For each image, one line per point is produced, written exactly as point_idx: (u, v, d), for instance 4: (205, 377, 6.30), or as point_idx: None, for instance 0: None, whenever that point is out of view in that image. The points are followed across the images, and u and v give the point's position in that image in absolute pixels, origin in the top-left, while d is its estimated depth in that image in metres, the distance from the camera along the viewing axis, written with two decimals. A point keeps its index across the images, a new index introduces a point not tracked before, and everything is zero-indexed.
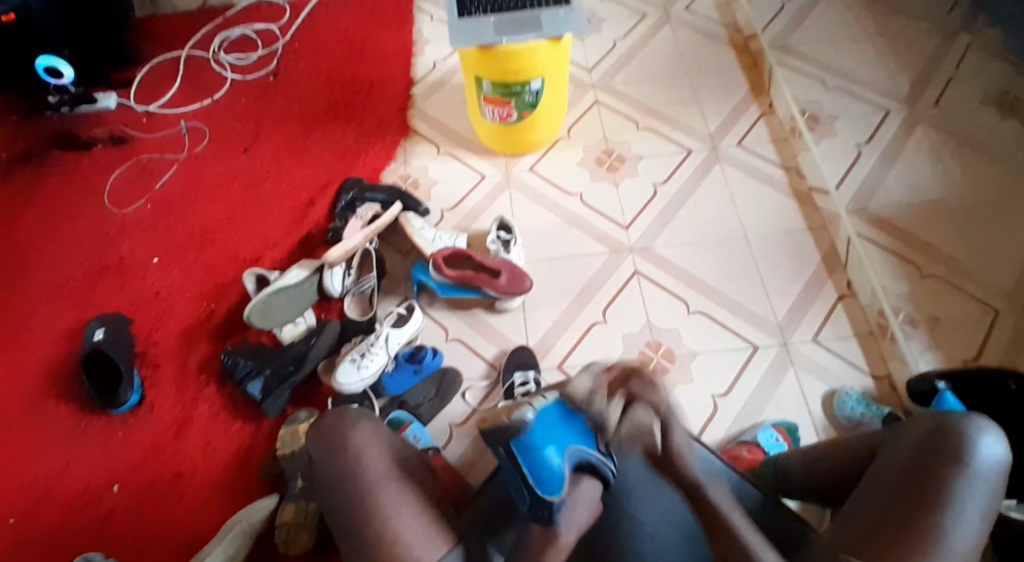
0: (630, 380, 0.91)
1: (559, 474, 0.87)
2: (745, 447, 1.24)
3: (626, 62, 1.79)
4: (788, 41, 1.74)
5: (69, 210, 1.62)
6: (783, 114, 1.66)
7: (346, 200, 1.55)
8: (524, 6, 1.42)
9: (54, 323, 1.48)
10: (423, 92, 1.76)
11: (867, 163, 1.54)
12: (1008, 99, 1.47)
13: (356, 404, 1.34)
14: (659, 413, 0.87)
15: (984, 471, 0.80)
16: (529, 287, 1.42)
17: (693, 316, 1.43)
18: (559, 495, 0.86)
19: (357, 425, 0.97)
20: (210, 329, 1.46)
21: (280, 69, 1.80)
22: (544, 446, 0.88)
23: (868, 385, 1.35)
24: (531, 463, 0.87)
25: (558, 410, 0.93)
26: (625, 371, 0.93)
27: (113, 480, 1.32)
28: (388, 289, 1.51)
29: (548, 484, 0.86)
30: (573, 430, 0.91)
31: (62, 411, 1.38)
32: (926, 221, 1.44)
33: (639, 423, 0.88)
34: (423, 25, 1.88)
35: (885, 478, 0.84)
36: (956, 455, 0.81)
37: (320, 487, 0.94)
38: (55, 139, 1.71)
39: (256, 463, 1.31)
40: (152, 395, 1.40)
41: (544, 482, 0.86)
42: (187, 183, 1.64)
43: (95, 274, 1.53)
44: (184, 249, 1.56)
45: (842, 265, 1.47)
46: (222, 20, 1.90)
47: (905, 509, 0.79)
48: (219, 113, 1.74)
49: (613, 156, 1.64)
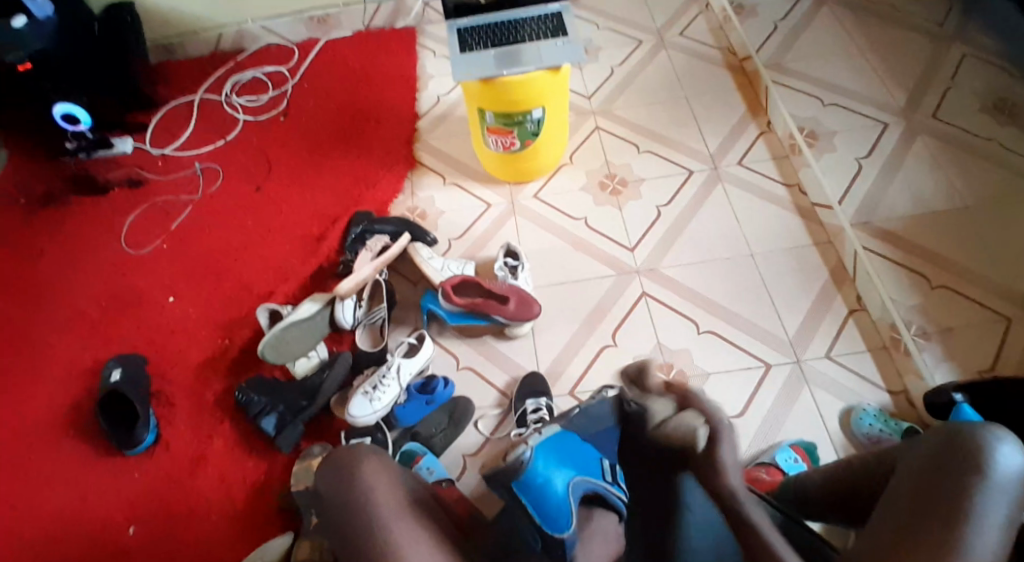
0: (686, 388, 0.88)
1: (566, 508, 0.90)
2: (765, 470, 1.23)
3: (624, 88, 1.82)
4: (783, 60, 1.76)
5: (87, 251, 1.65)
6: (782, 132, 1.68)
7: (355, 233, 1.58)
8: (522, 40, 1.47)
9: (73, 362, 1.50)
10: (429, 124, 1.80)
11: (869, 176, 1.54)
12: (1003, 103, 1.49)
13: (370, 436, 1.36)
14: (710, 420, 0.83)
15: (1005, 479, 0.79)
16: (537, 312, 1.44)
17: (703, 335, 1.43)
18: (569, 531, 0.89)
19: (367, 459, 0.99)
20: (225, 365, 1.48)
21: (289, 109, 1.86)
22: (548, 475, 0.92)
23: (885, 401, 1.34)
24: (536, 497, 0.91)
25: (553, 446, 0.97)
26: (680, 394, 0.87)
27: (130, 519, 1.32)
28: (399, 319, 1.53)
29: (557, 520, 0.90)
30: (574, 463, 0.96)
31: (80, 450, 1.40)
32: (930, 230, 1.44)
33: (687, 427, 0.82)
34: (427, 61, 1.92)
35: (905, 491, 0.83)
36: (977, 464, 0.80)
37: (330, 517, 0.95)
38: (73, 183, 1.76)
39: (271, 498, 1.32)
40: (168, 432, 1.41)
41: (551, 517, 0.90)
42: (200, 222, 1.68)
43: (112, 314, 1.56)
44: (198, 286, 1.59)
45: (850, 279, 1.47)
46: (233, 63, 1.96)
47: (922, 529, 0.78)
48: (230, 153, 1.79)
49: (616, 179, 1.67)
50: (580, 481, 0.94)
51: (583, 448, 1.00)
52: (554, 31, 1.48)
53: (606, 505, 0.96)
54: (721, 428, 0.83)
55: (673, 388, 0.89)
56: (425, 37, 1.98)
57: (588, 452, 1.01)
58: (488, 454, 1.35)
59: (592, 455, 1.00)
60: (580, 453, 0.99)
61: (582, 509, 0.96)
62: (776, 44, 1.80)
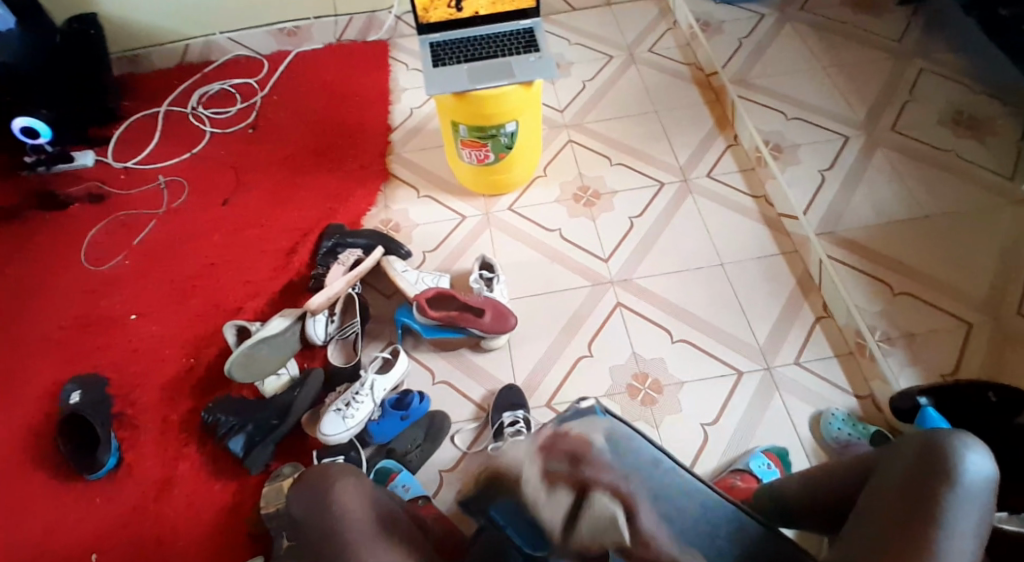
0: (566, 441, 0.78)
1: None
2: (739, 476, 1.24)
3: (595, 103, 1.85)
4: (749, 76, 1.82)
5: (45, 267, 1.60)
6: (747, 144, 1.73)
7: (327, 246, 1.56)
8: (495, 55, 1.49)
9: (30, 383, 1.44)
10: (402, 137, 1.79)
11: (831, 188, 1.59)
12: (961, 118, 1.50)
13: (343, 455, 1.31)
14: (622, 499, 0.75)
15: (974, 486, 0.81)
16: (514, 325, 1.43)
17: (677, 344, 1.45)
18: (553, 548, 0.79)
19: (342, 480, 0.96)
20: (193, 383, 1.44)
21: (258, 122, 1.83)
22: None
23: (852, 405, 1.37)
24: None
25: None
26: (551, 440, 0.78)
27: (91, 547, 1.26)
28: (373, 334, 1.50)
29: (537, 539, 0.80)
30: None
31: (38, 474, 1.34)
32: (893, 239, 1.49)
33: (602, 515, 0.74)
34: (399, 75, 1.92)
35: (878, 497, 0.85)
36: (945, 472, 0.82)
37: (310, 537, 0.92)
38: (29, 197, 1.70)
39: (240, 520, 1.28)
40: (132, 454, 1.36)
41: None
42: (165, 237, 1.64)
43: (73, 331, 1.51)
44: (163, 302, 1.54)
45: (817, 286, 1.51)
46: (201, 76, 1.93)
47: (895, 534, 0.80)
48: (197, 166, 1.75)
49: (589, 192, 1.68)
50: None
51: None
52: (527, 47, 1.50)
53: None
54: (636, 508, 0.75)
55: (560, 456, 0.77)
56: (397, 51, 1.97)
57: None
58: (465, 469, 1.34)
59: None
60: None
61: None
62: (742, 61, 1.85)
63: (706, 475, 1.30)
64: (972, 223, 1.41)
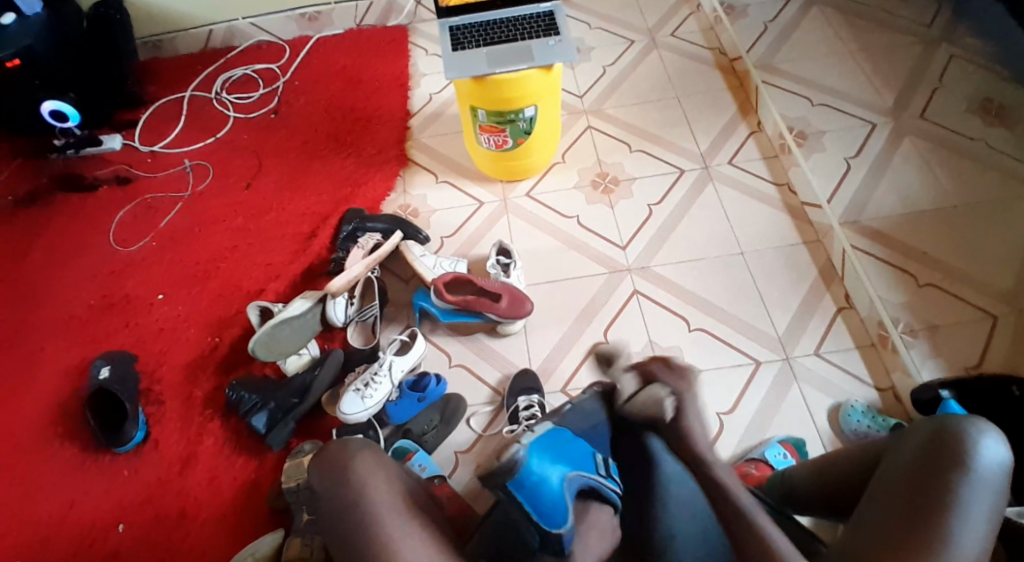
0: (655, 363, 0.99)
1: (563, 505, 0.87)
2: (754, 465, 1.24)
3: (616, 88, 1.83)
4: (773, 61, 1.78)
5: (75, 248, 1.64)
6: (771, 132, 1.70)
7: (347, 230, 1.57)
8: (515, 38, 1.48)
9: (60, 361, 1.49)
10: (421, 122, 1.80)
11: (857, 175, 1.56)
12: (989, 105, 1.49)
13: (361, 434, 1.34)
14: (676, 392, 0.94)
15: (988, 474, 0.80)
16: (529, 310, 1.44)
17: (694, 333, 1.44)
18: (565, 526, 0.86)
19: (360, 454, 0.98)
20: (216, 362, 1.47)
21: (281, 106, 1.85)
22: (544, 473, 0.87)
23: (873, 398, 1.35)
24: (531, 495, 0.86)
25: (547, 441, 0.93)
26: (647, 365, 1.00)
27: (118, 519, 1.31)
28: (391, 317, 1.52)
29: (552, 516, 0.86)
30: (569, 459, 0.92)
31: (67, 449, 1.39)
32: (919, 228, 1.45)
33: (655, 397, 0.94)
34: (419, 60, 1.92)
35: (889, 486, 0.84)
36: (959, 460, 0.81)
37: (326, 513, 0.95)
38: (59, 180, 1.74)
39: (261, 497, 1.31)
40: (157, 430, 1.40)
41: (547, 515, 0.86)
42: (189, 220, 1.67)
43: (100, 311, 1.55)
44: (187, 284, 1.58)
45: (839, 277, 1.49)
46: (224, 61, 1.95)
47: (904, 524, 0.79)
48: (220, 150, 1.78)
49: (608, 178, 1.67)
50: (575, 476, 0.90)
51: (576, 442, 0.97)
52: (547, 31, 1.49)
53: (600, 499, 0.95)
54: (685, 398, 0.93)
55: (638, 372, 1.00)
56: (417, 36, 1.97)
57: (582, 446, 0.97)
58: (480, 452, 1.35)
59: (585, 448, 0.97)
60: (573, 445, 0.96)
61: (578, 504, 0.94)
62: (766, 45, 1.82)
63: (721, 464, 1.30)
64: (999, 210, 1.40)
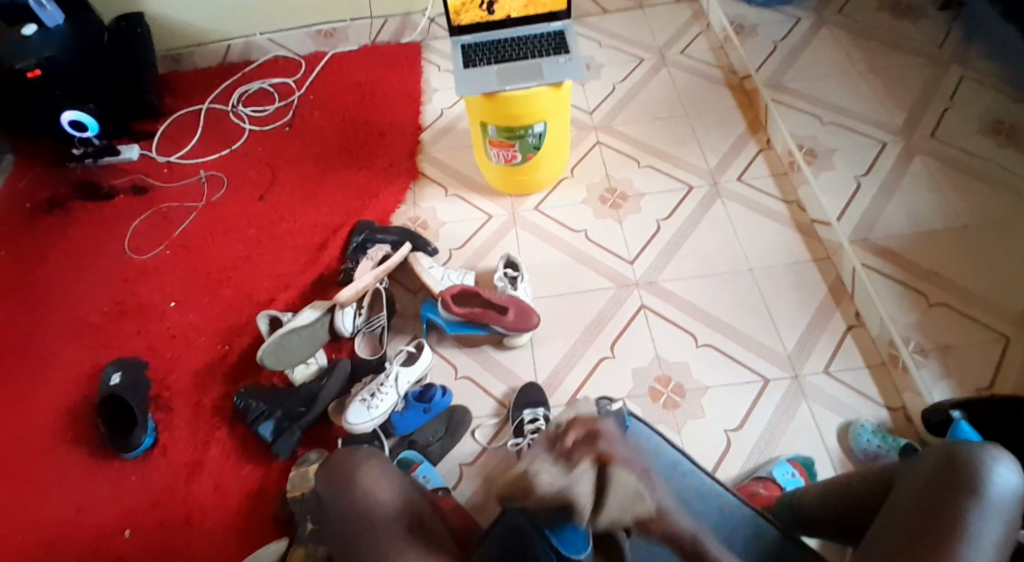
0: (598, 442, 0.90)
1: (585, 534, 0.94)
2: (761, 484, 1.22)
3: (626, 105, 1.85)
4: (783, 80, 1.79)
5: (91, 256, 1.67)
6: (780, 149, 1.72)
7: (356, 241, 1.59)
8: (526, 56, 1.50)
9: (72, 366, 1.51)
10: (432, 137, 1.82)
11: (867, 194, 1.56)
12: (1000, 126, 1.36)
13: (367, 444, 1.34)
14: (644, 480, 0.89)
15: (1000, 500, 0.79)
16: (536, 323, 1.44)
17: (701, 348, 1.44)
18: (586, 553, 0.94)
19: (366, 462, 0.99)
20: (225, 369, 1.49)
21: (295, 120, 1.88)
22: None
23: (883, 417, 1.34)
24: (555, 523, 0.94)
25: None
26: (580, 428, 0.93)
27: (124, 524, 1.31)
28: (398, 328, 1.53)
29: (574, 544, 0.94)
30: None
31: (77, 453, 1.40)
32: (931, 248, 1.43)
33: (628, 488, 0.87)
34: (431, 76, 1.95)
35: (901, 510, 0.83)
36: (971, 486, 0.80)
37: (330, 519, 0.95)
38: (78, 189, 1.78)
39: (267, 505, 1.31)
40: (165, 436, 1.41)
41: (569, 541, 0.93)
42: (203, 229, 1.70)
43: (114, 317, 1.57)
44: (199, 292, 1.60)
45: (849, 295, 1.49)
46: (241, 74, 1.99)
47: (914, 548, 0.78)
48: (235, 162, 1.81)
49: (616, 194, 1.68)
50: None
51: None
52: (557, 49, 1.51)
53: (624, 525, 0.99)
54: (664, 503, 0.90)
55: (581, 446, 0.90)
56: (430, 52, 2.01)
57: None
58: (485, 465, 1.35)
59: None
60: None
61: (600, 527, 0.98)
62: (775, 64, 1.83)
63: (728, 482, 1.29)
64: (1008, 230, 1.32)
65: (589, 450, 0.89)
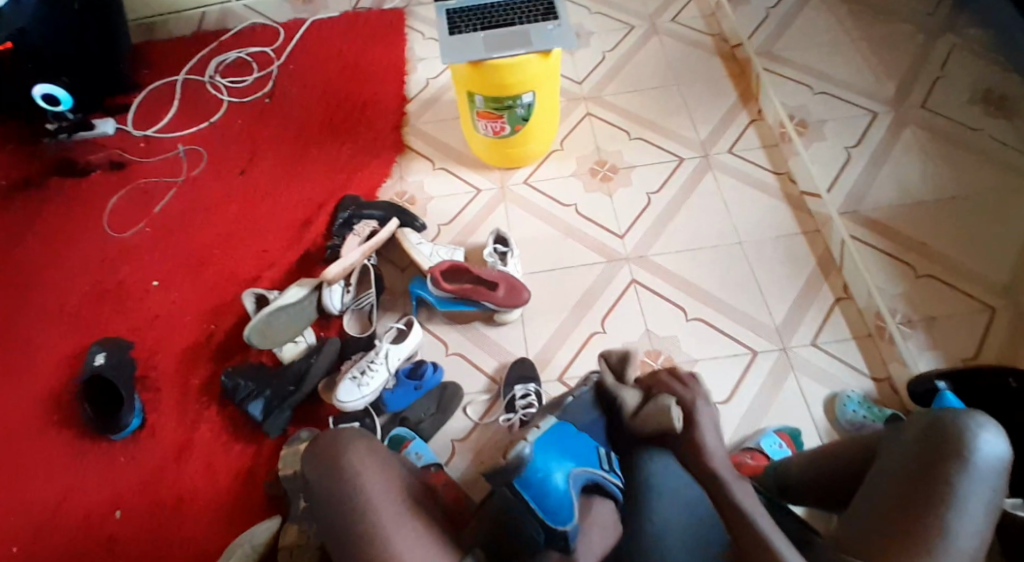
0: (654, 379, 1.02)
1: (568, 501, 0.86)
2: (749, 455, 1.23)
3: (615, 75, 1.81)
4: (775, 48, 1.77)
5: (68, 234, 1.63)
6: (772, 120, 1.68)
7: (342, 217, 1.56)
8: (512, 22, 1.45)
9: (55, 347, 1.49)
10: (417, 108, 1.78)
11: (856, 167, 1.55)
12: (991, 96, 1.52)
13: (358, 422, 1.33)
14: (680, 401, 0.95)
15: (985, 468, 0.80)
16: (527, 299, 1.43)
17: (691, 322, 1.44)
18: (571, 523, 0.85)
19: (354, 444, 0.97)
20: (212, 350, 1.47)
21: (275, 91, 1.83)
22: (548, 470, 0.87)
23: (868, 388, 1.35)
24: (537, 492, 0.86)
25: (553, 435, 0.93)
26: (647, 381, 1.02)
27: (115, 506, 1.31)
28: (387, 305, 1.52)
29: (558, 514, 0.85)
30: (574, 454, 0.92)
31: (63, 436, 1.39)
32: (917, 220, 1.45)
33: (661, 410, 0.94)
34: (415, 44, 1.90)
35: (886, 484, 0.83)
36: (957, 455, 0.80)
37: (322, 505, 0.93)
38: (54, 165, 1.73)
39: (258, 487, 1.31)
40: (153, 418, 1.40)
41: (553, 512, 0.85)
42: (184, 205, 1.66)
43: (94, 298, 1.54)
44: (182, 271, 1.57)
45: (837, 267, 1.48)
46: (216, 43, 1.93)
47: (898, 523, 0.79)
48: (214, 136, 1.76)
49: (606, 166, 1.66)
50: (579, 471, 0.90)
51: (579, 437, 0.95)
52: (545, 14, 1.46)
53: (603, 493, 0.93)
54: (695, 406, 0.94)
55: (645, 386, 1.02)
56: (414, 19, 1.95)
57: (585, 440, 0.96)
58: (477, 441, 1.35)
59: (587, 442, 0.96)
60: (576, 440, 0.95)
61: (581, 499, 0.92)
62: (768, 31, 1.80)
63: None
64: (987, 215, 1.41)
65: (639, 397, 1.01)
